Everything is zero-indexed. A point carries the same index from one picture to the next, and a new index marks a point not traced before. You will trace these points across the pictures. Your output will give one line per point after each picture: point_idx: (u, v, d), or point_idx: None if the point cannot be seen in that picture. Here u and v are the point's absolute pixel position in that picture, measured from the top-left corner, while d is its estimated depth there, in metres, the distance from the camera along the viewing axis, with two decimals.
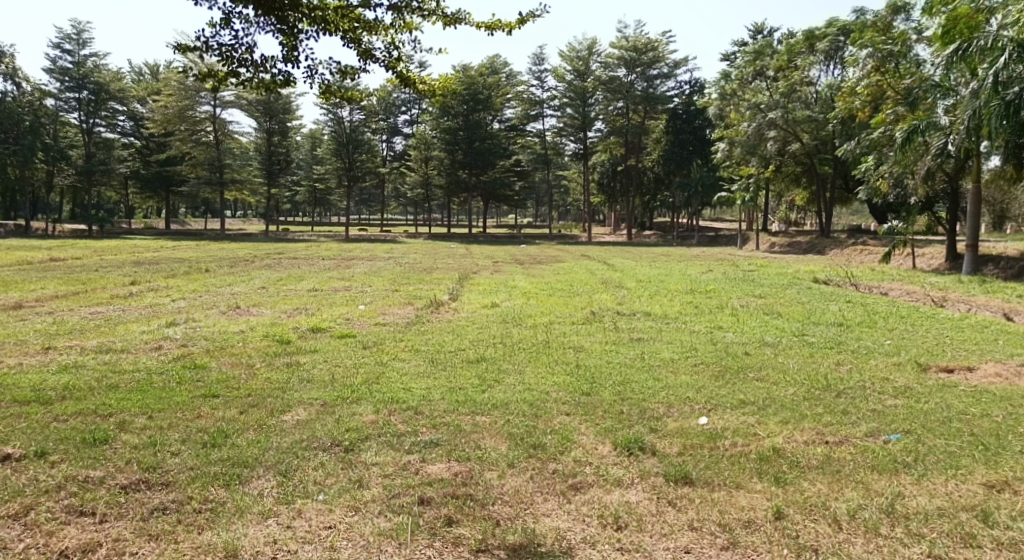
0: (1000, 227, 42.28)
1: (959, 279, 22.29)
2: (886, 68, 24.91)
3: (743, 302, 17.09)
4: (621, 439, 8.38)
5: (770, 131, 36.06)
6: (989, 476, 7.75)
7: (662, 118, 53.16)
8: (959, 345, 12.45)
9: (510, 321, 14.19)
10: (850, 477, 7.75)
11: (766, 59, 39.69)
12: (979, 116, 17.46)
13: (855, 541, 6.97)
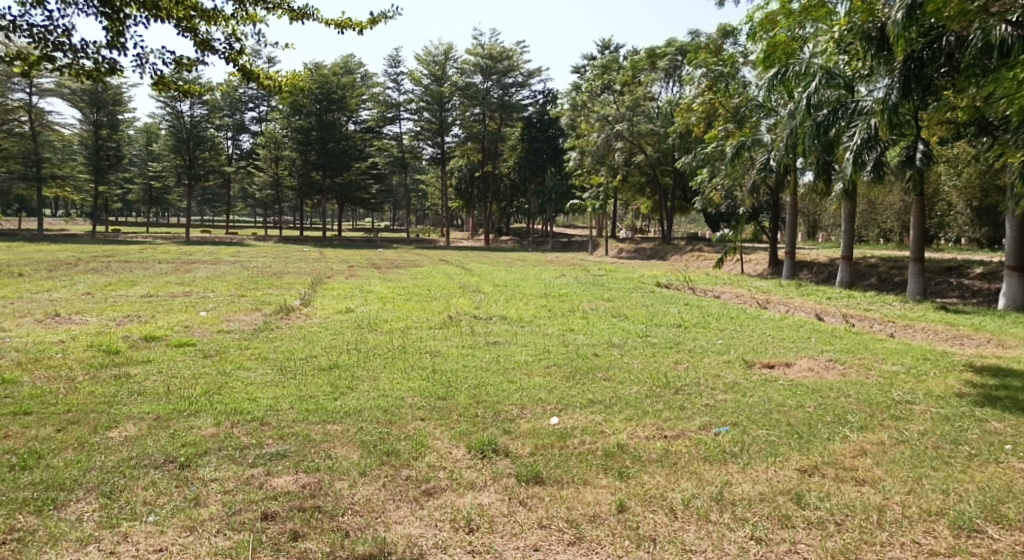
0: (814, 236, 46.16)
1: (779, 283, 24.23)
2: (718, 87, 26.64)
3: (592, 305, 18.08)
4: (475, 442, 8.62)
5: (617, 142, 37.91)
6: (802, 461, 8.33)
7: (517, 127, 54.31)
8: (779, 342, 13.75)
9: (365, 326, 14.44)
10: (685, 468, 8.19)
11: (614, 74, 41.46)
12: (794, 135, 19.83)
13: (688, 528, 7.30)
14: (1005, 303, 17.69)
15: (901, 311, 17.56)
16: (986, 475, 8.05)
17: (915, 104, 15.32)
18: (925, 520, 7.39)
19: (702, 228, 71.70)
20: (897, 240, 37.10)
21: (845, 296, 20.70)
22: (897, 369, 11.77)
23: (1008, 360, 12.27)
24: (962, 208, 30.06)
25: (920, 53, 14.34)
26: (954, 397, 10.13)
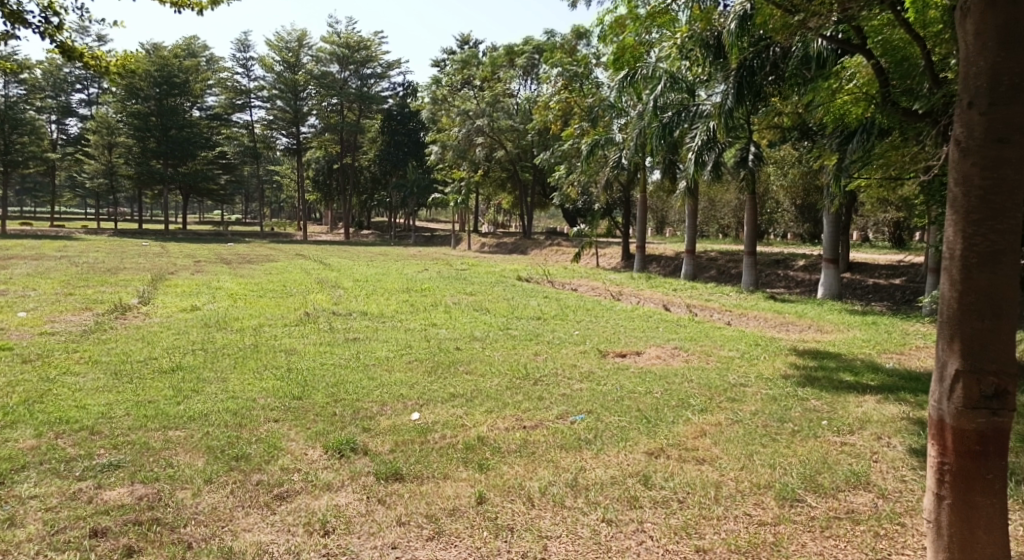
0: (662, 232, 48.38)
1: (632, 276, 25.25)
2: (573, 87, 27.23)
3: (454, 299, 18.28)
4: (333, 442, 8.19)
5: (478, 137, 38.45)
6: (649, 445, 8.25)
7: (377, 119, 53.78)
8: (630, 332, 14.46)
9: (212, 325, 14.07)
10: (542, 457, 7.90)
11: (473, 69, 41.78)
12: (644, 135, 20.92)
13: (544, 515, 6.83)
14: (823, 293, 19.29)
15: (737, 301, 18.78)
16: (808, 449, 8.18)
17: (749, 109, 16.93)
18: (755, 493, 7.22)
19: (558, 224, 73.61)
20: (734, 235, 39.41)
21: (689, 288, 21.78)
22: (733, 354, 12.66)
23: (826, 344, 13.40)
24: (788, 206, 32.32)
25: (754, 63, 15.91)
26: (781, 378, 11.00)
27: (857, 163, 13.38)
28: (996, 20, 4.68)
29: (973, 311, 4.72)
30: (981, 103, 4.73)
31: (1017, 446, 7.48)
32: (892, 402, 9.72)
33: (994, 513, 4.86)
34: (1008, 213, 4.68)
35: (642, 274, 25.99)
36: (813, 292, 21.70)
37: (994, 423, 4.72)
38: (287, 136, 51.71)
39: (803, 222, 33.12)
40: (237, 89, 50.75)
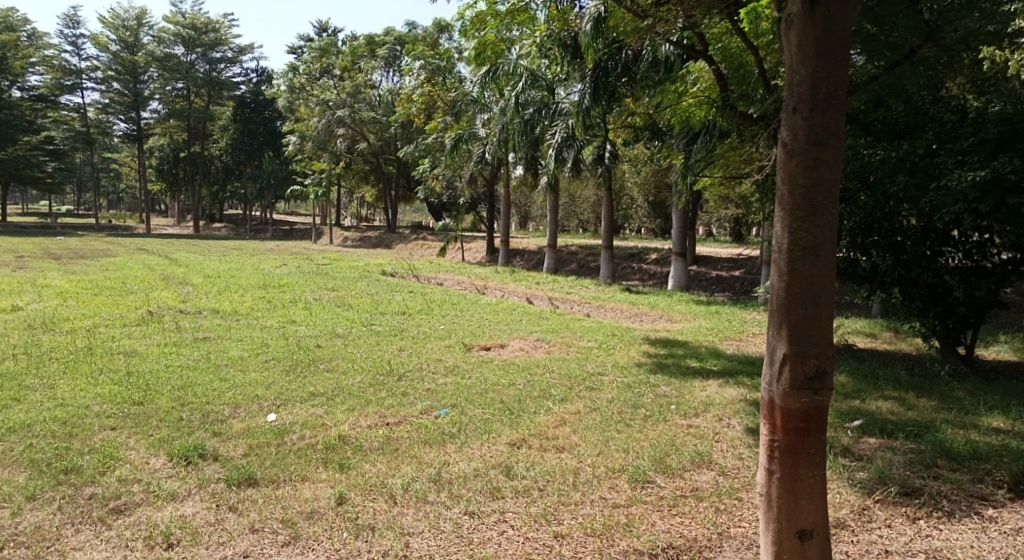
0: (524, 227, 49.29)
1: (496, 270, 25.61)
2: (436, 80, 27.50)
3: (315, 295, 18.04)
4: (178, 449, 7.95)
5: (339, 128, 38.01)
6: (512, 436, 8.43)
7: (228, 106, 51.92)
8: (493, 325, 14.72)
9: (42, 327, 13.30)
10: (406, 454, 7.95)
11: (331, 58, 41.12)
12: (506, 130, 21.41)
13: (407, 512, 6.85)
14: (672, 284, 20.22)
15: (596, 293, 19.43)
16: (659, 432, 8.60)
17: (605, 109, 17.61)
18: (610, 477, 7.44)
19: (422, 219, 73.65)
20: (593, 230, 40.62)
21: (551, 281, 22.42)
22: (592, 345, 13.13)
23: (676, 333, 14.13)
24: (641, 202, 33.63)
25: (608, 64, 16.13)
26: (636, 366, 11.57)
27: (703, 162, 14.12)
28: (815, 32, 5.00)
29: (796, 299, 5.03)
30: (804, 108, 5.04)
31: (836, 422, 8.22)
32: (733, 385, 10.40)
33: (816, 483, 5.19)
34: (826, 211, 5.03)
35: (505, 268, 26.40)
36: (664, 284, 22.69)
37: (815, 401, 5.06)
38: (126, 120, 48.94)
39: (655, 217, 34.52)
40: (66, 68, 48.19)
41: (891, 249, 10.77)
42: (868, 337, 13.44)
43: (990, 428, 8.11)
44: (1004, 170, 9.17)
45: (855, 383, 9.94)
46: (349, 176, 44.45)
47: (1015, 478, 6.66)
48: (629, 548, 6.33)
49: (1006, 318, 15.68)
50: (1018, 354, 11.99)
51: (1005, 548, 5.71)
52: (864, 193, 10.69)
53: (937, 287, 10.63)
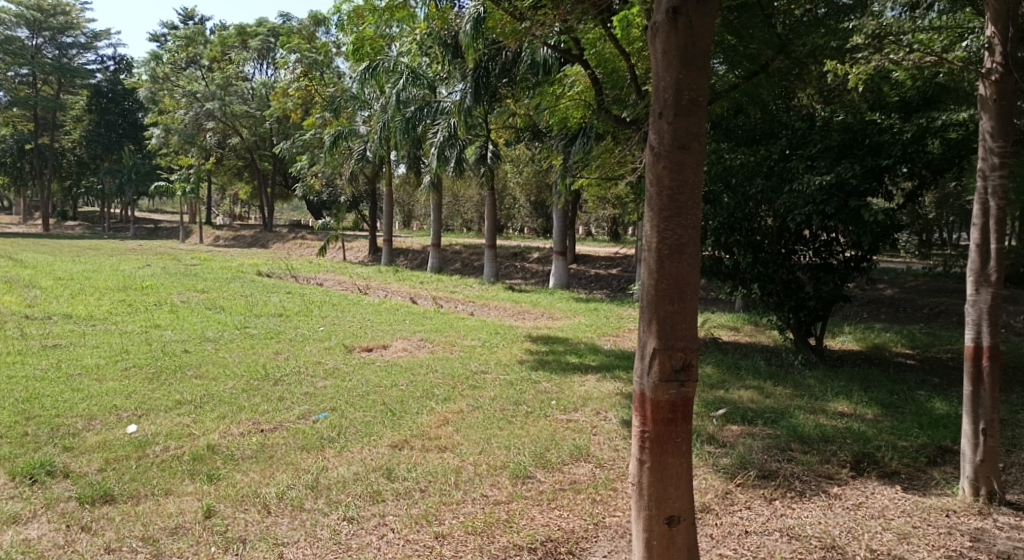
0: (407, 225, 49.12)
1: (378, 269, 25.40)
2: (313, 75, 27.09)
3: (182, 297, 17.40)
4: (23, 466, 7.53)
5: (208, 122, 36.82)
6: (393, 438, 8.45)
7: (82, 95, 49.16)
8: (376, 326, 14.65)
9: None
10: (281, 461, 7.82)
11: (199, 48, 39.67)
12: (387, 129, 21.43)
13: (281, 522, 6.68)
14: (553, 282, 20.63)
15: (479, 292, 19.58)
16: (539, 428, 8.80)
17: (486, 109, 17.82)
18: (492, 475, 7.55)
19: (298, 217, 72.24)
20: (477, 229, 40.93)
21: (434, 280, 22.49)
22: (475, 343, 13.28)
23: (556, 330, 14.46)
24: (523, 202, 34.15)
25: (488, 65, 16.92)
26: (517, 363, 11.78)
27: (580, 165, 14.49)
28: (677, 43, 5.14)
29: (664, 296, 5.09)
30: (669, 113, 5.15)
31: (702, 411, 8.65)
32: (609, 380, 10.74)
33: (683, 471, 5.20)
34: (690, 211, 5.12)
35: (387, 267, 26.24)
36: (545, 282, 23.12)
37: (682, 393, 5.10)
38: None
39: (536, 216, 35.11)
40: None
41: (751, 248, 11.48)
42: (731, 330, 14.15)
43: (837, 412, 8.74)
44: (845, 175, 10.05)
45: (719, 374, 10.48)
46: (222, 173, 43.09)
47: (857, 458, 7.32)
48: (509, 544, 6.35)
49: (852, 310, 16.81)
50: (861, 344, 12.92)
51: (847, 522, 6.15)
52: (727, 196, 11.29)
53: (791, 282, 11.46)
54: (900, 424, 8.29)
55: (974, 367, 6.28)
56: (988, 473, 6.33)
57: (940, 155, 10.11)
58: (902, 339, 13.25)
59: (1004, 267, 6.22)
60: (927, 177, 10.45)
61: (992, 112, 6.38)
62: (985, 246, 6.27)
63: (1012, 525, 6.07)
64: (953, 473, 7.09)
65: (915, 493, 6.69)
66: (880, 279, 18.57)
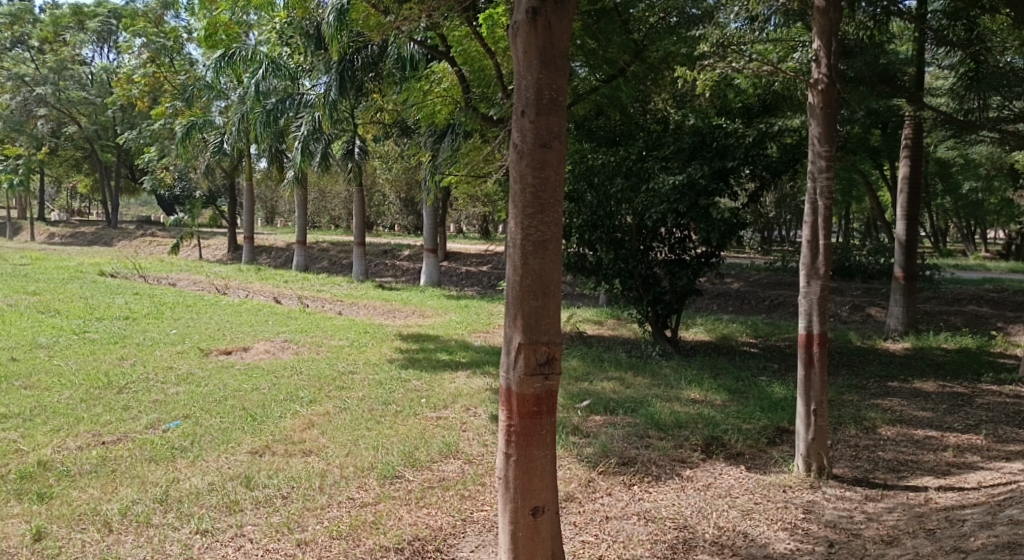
0: (271, 222, 47.96)
1: (238, 268, 24.67)
2: (161, 61, 25.89)
3: (13, 301, 16.24)
4: None
5: (39, 108, 34.60)
6: (254, 444, 8.21)
7: None
8: (236, 327, 14.19)
9: None
10: (126, 474, 7.43)
11: (27, 27, 36.98)
12: (246, 120, 21.30)
13: (124, 540, 6.30)
14: (424, 280, 20.56)
15: (348, 291, 19.32)
16: (408, 427, 8.79)
17: (353, 102, 17.85)
18: (359, 477, 7.46)
19: (149, 212, 69.06)
20: (345, 226, 40.38)
21: (300, 279, 22.00)
22: (343, 343, 13.09)
23: (426, 328, 14.46)
24: (392, 199, 33.79)
25: (354, 57, 16.87)
26: (386, 362, 11.71)
27: (449, 162, 14.49)
28: (537, 42, 5.12)
29: (528, 291, 5.05)
30: (531, 111, 5.11)
31: (566, 403, 8.86)
32: (479, 376, 10.84)
33: (548, 462, 5.16)
34: (553, 209, 5.11)
35: (249, 266, 25.47)
36: (416, 280, 23.07)
37: (547, 386, 5.07)
38: None
39: (406, 213, 34.96)
40: None
41: (612, 244, 11.84)
42: (595, 324, 14.56)
43: (690, 399, 9.16)
44: (696, 176, 10.60)
45: (584, 366, 10.78)
46: (60, 165, 40.44)
47: (706, 441, 7.73)
48: (376, 546, 6.25)
49: (705, 303, 17.60)
50: (711, 334, 13.57)
51: (698, 502, 6.46)
52: (589, 194, 11.62)
53: (649, 277, 11.90)
54: (745, 408, 8.79)
55: (806, 353, 6.74)
56: (818, 450, 6.84)
57: (778, 158, 10.86)
58: (748, 329, 13.99)
59: (831, 260, 6.73)
60: (767, 178, 10.98)
61: (820, 119, 6.86)
62: (815, 242, 6.76)
63: (838, 496, 6.56)
64: (790, 451, 7.61)
65: (757, 472, 7.12)
66: (729, 273, 19.57)
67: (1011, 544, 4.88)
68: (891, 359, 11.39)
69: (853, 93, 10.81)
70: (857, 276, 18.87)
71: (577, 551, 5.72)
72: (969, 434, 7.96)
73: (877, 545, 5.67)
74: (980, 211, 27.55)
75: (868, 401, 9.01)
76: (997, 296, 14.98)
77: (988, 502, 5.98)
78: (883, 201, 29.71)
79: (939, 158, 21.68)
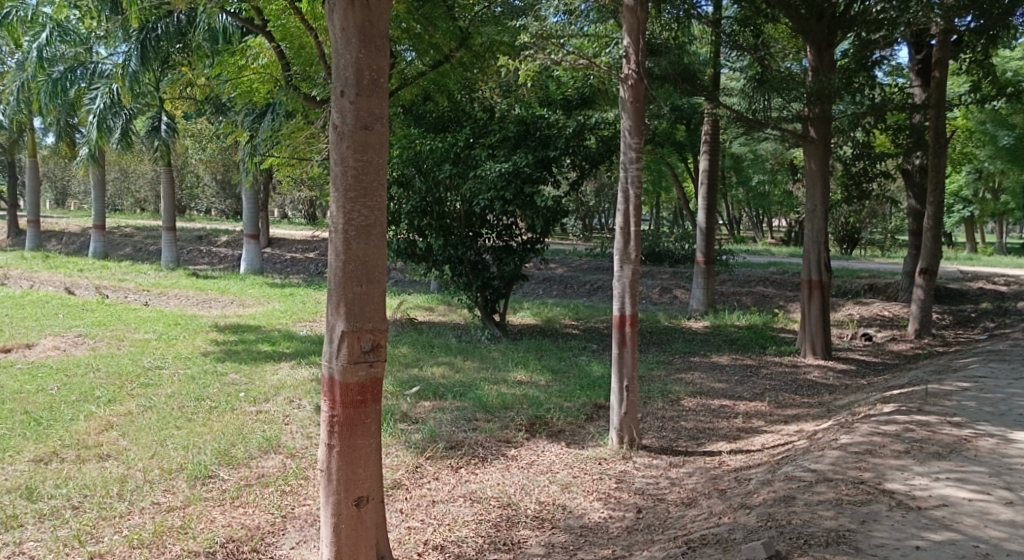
0: (63, 204, 45.03)
1: (21, 255, 23.03)
2: None
3: None
4: None
5: None
6: (36, 451, 7.55)
7: None
8: (20, 323, 13.20)
9: None
10: None
11: None
12: (26, 89, 20.70)
13: None
14: (245, 268, 20.02)
15: (155, 280, 18.45)
16: (224, 423, 8.39)
17: (156, 73, 17.59)
18: (166, 479, 6.97)
19: None
20: (151, 209, 38.59)
21: (97, 267, 20.85)
22: (148, 337, 12.56)
23: (245, 318, 14.16)
24: (207, 181, 32.50)
25: (156, 26, 16.73)
26: (199, 356, 11.36)
27: (270, 143, 14.15)
28: (357, 21, 5.06)
29: (350, 277, 5.07)
30: (350, 92, 5.07)
31: (396, 390, 9.02)
32: (303, 366, 10.78)
33: (372, 450, 5.24)
34: (374, 193, 5.15)
35: (35, 252, 23.80)
36: (236, 267, 22.43)
37: (371, 374, 5.14)
38: None
39: (222, 196, 33.74)
40: None
41: (442, 231, 12.00)
42: (425, 310, 14.79)
43: (516, 381, 9.56)
44: (521, 164, 11.00)
45: (414, 353, 10.96)
46: None
47: (530, 421, 8.12)
48: (183, 551, 5.84)
49: (530, 288, 18.22)
50: (537, 317, 14.13)
51: (520, 479, 6.83)
52: (418, 179, 11.71)
53: (478, 263, 12.21)
54: (565, 387, 9.30)
55: (620, 333, 7.24)
56: (629, 423, 7.39)
57: (596, 150, 11.47)
58: (569, 312, 14.65)
59: (640, 246, 7.26)
60: (586, 167, 11.58)
61: (631, 112, 7.35)
62: (627, 229, 7.25)
63: (647, 464, 7.13)
64: (605, 426, 8.15)
65: (575, 447, 7.59)
66: (553, 258, 20.32)
67: (787, 497, 5.52)
68: (693, 336, 12.33)
69: (658, 91, 11.58)
70: (666, 261, 20.14)
71: (403, 537, 5.91)
72: (756, 401, 8.84)
73: (679, 508, 6.23)
74: (769, 203, 30.10)
75: (673, 375, 9.78)
76: (782, 277, 16.51)
77: (769, 462, 6.72)
78: (688, 189, 31.92)
79: (734, 152, 23.57)
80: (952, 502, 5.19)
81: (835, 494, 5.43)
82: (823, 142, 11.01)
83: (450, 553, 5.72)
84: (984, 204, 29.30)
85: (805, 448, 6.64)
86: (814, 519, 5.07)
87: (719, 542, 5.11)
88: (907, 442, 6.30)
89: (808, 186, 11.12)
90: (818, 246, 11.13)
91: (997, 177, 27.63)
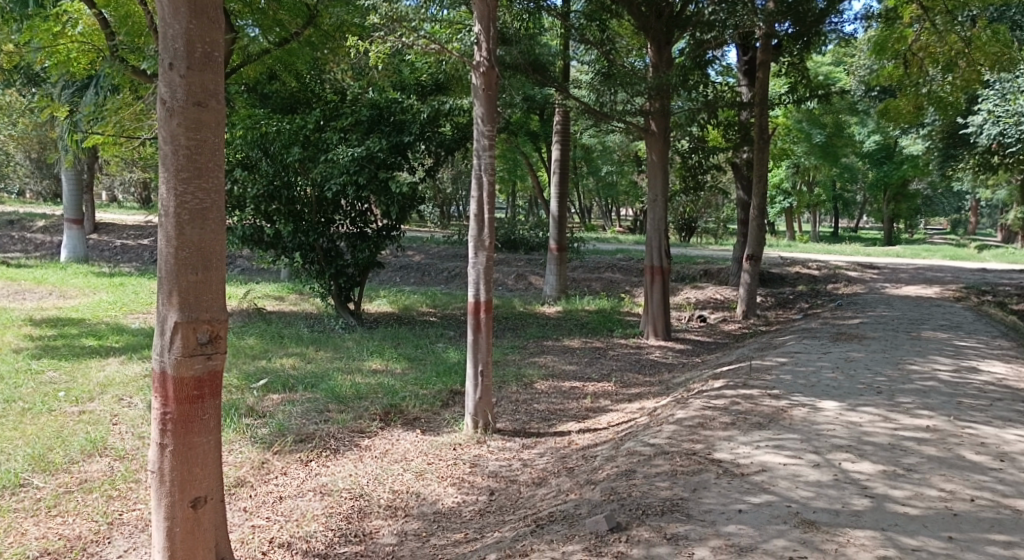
0: None
1: None
2: None
3: None
4: None
5: None
6: None
7: None
8: None
9: None
10: None
11: None
12: None
13: None
14: (67, 256, 18.80)
15: None
16: (40, 426, 7.77)
17: None
18: None
19: None
20: None
21: None
22: None
23: (67, 311, 13.22)
24: (22, 160, 30.07)
25: None
26: (13, 353, 10.48)
27: (92, 119, 13.22)
28: None
29: (185, 264, 4.76)
30: (180, 65, 4.75)
31: (241, 384, 8.63)
32: (134, 362, 10.15)
33: (211, 448, 4.97)
34: (210, 173, 4.85)
35: None
36: (57, 255, 20.91)
37: (209, 367, 4.86)
38: None
39: (39, 175, 31.31)
40: None
41: (291, 216, 11.56)
42: (275, 300, 14.29)
43: (371, 370, 9.39)
44: (374, 149, 10.78)
45: (262, 344, 10.54)
46: None
47: (385, 410, 7.96)
48: None
49: (386, 276, 17.95)
50: (393, 306, 13.93)
51: (373, 469, 6.68)
52: (264, 162, 11.18)
53: (330, 251, 11.88)
54: (422, 374, 9.20)
55: (474, 319, 7.18)
56: (484, 408, 7.37)
57: (452, 136, 11.38)
58: (426, 299, 14.53)
59: (494, 233, 7.23)
60: (442, 154, 11.49)
61: (483, 99, 7.26)
62: (481, 216, 7.19)
63: (500, 447, 7.14)
64: (460, 412, 8.11)
65: (431, 434, 7.51)
66: (409, 246, 20.09)
67: (627, 471, 5.65)
68: (546, 321, 12.48)
69: (509, 80, 11.60)
70: (521, 248, 20.33)
71: (246, 537, 5.65)
72: (604, 382, 9.04)
73: (529, 488, 6.27)
74: (615, 192, 30.96)
75: (527, 359, 9.86)
76: (628, 263, 17.00)
77: (615, 438, 6.88)
78: (541, 177, 32.34)
79: (584, 143, 24.08)
80: (769, 467, 5.45)
81: (671, 466, 5.60)
82: (663, 135, 11.38)
83: (298, 549, 5.53)
84: (801, 197, 31.26)
85: (646, 424, 6.83)
86: (651, 491, 5.21)
87: (565, 518, 5.17)
88: (734, 414, 6.59)
89: (649, 177, 11.46)
90: (660, 233, 11.47)
91: (812, 171, 29.57)
